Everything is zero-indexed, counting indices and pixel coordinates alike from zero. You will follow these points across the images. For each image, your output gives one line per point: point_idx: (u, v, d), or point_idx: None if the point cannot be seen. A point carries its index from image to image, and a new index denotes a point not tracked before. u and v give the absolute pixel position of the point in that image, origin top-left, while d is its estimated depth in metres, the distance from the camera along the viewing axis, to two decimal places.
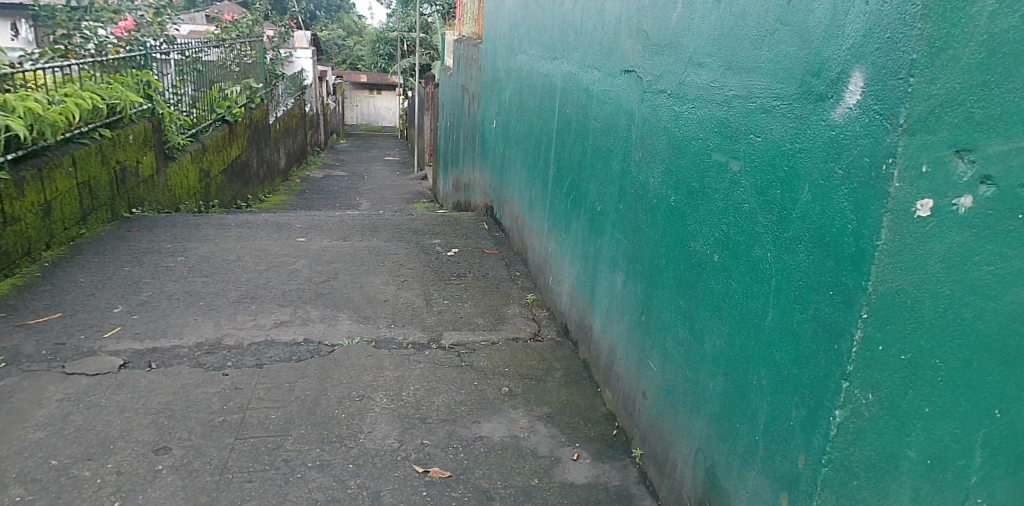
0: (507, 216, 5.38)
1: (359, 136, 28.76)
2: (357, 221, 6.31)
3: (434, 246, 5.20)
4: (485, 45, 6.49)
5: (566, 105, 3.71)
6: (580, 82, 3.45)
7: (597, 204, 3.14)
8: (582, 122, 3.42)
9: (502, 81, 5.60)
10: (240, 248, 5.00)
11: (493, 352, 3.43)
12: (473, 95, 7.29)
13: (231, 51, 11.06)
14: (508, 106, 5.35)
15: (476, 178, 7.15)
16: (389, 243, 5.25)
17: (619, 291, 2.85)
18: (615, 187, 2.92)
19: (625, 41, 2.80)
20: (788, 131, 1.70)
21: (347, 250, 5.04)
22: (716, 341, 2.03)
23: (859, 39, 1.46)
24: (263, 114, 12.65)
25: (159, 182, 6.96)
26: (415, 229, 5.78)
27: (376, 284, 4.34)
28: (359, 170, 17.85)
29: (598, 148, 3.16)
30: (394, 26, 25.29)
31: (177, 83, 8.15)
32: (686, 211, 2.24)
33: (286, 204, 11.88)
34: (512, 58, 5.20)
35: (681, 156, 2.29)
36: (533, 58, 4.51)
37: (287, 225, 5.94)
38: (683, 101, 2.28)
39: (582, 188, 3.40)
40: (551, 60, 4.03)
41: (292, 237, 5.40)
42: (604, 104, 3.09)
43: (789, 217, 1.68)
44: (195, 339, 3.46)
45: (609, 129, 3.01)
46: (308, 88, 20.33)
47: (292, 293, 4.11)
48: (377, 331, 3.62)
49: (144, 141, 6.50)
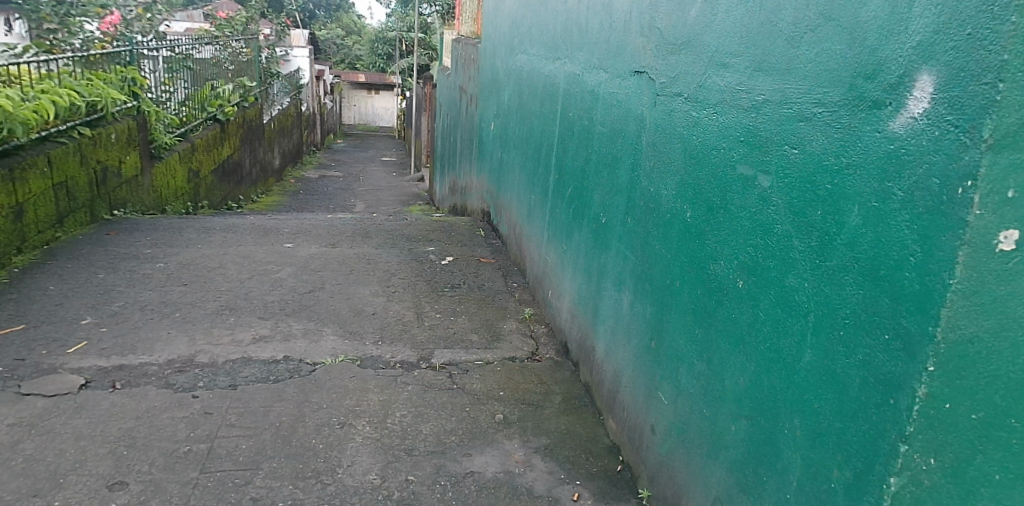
0: (504, 223, 5.14)
1: (357, 136, 28.49)
2: (348, 226, 6.05)
3: (427, 254, 4.95)
4: (484, 44, 6.24)
5: (569, 108, 3.47)
6: (584, 84, 3.22)
7: (601, 216, 2.91)
8: (585, 126, 3.18)
9: (501, 82, 5.35)
10: (223, 254, 4.75)
11: (487, 373, 3.18)
12: (470, 96, 7.04)
13: (224, 48, 10.79)
14: (507, 108, 5.10)
15: (473, 182, 6.90)
16: (380, 251, 5.00)
17: (626, 311, 2.61)
18: (622, 198, 2.68)
19: (636, 39, 2.57)
20: (832, 144, 1.46)
21: (336, 258, 4.79)
22: (739, 379, 1.80)
23: (927, 36, 1.23)
24: (257, 113, 12.40)
25: (144, 183, 6.71)
26: (408, 236, 5.53)
27: (365, 295, 4.09)
28: (355, 171, 17.59)
29: (603, 155, 2.93)
30: (393, 26, 25.03)
31: (166, 80, 7.89)
32: (704, 229, 2.01)
33: (279, 205, 11.62)
34: (512, 58, 4.95)
35: (698, 167, 2.06)
36: (534, 58, 4.26)
37: (275, 229, 5.68)
38: (702, 106, 2.05)
39: (585, 196, 3.16)
40: (553, 60, 3.80)
41: (279, 243, 5.15)
42: (610, 107, 2.86)
43: (833, 242, 1.44)
44: (166, 355, 3.20)
45: (616, 135, 2.77)
46: (305, 87, 20.08)
47: (274, 305, 3.86)
48: (364, 348, 3.37)
49: (127, 140, 6.25)
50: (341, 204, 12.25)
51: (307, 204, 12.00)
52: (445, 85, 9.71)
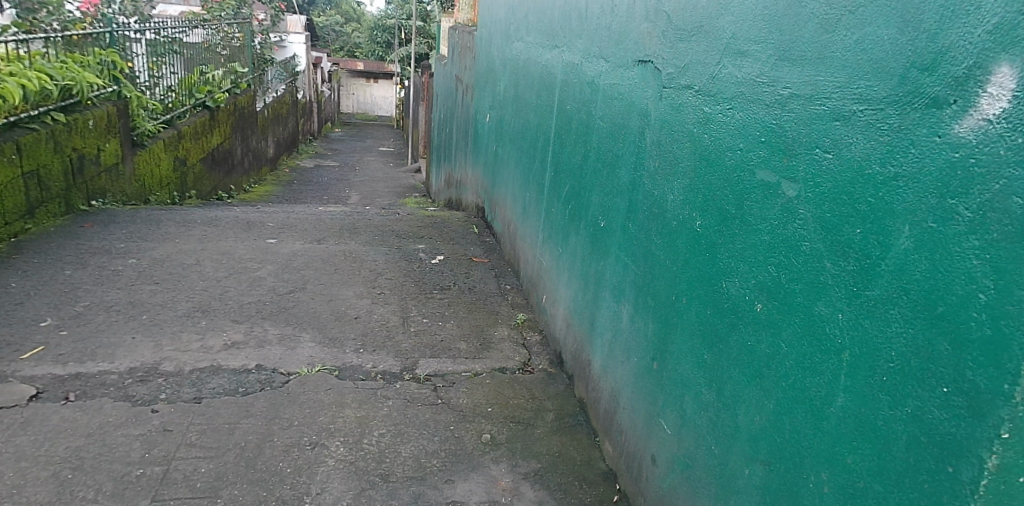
0: (499, 221, 4.89)
1: (355, 125, 28.16)
2: (336, 220, 5.81)
3: (417, 252, 4.71)
4: (480, 33, 5.98)
5: (567, 101, 3.21)
6: (583, 75, 2.97)
7: (600, 219, 2.67)
8: (584, 120, 2.94)
9: (496, 72, 5.09)
10: (201, 250, 4.50)
11: (475, 386, 2.94)
12: (466, 86, 6.78)
13: (214, 32, 10.49)
14: (502, 99, 4.85)
15: (468, 176, 6.65)
16: (367, 248, 4.75)
17: (625, 326, 2.37)
18: (623, 201, 2.44)
19: (640, 25, 2.32)
20: (878, 148, 1.22)
21: (320, 255, 4.55)
22: (756, 416, 1.57)
23: (1009, 17, 0.99)
24: (250, 100, 12.11)
25: (125, 172, 6.46)
26: (398, 231, 5.28)
27: (348, 297, 3.85)
28: (352, 161, 17.30)
29: (603, 151, 2.68)
30: (393, 13, 24.65)
31: (150, 65, 7.61)
32: (715, 240, 1.77)
33: (272, 195, 11.36)
34: (508, 47, 4.69)
35: (709, 169, 1.81)
36: (531, 47, 4.00)
37: (259, 223, 5.43)
38: (714, 99, 1.80)
39: (582, 196, 2.91)
40: (550, 49, 3.54)
41: (262, 238, 4.90)
42: (610, 100, 2.61)
43: (877, 268, 1.21)
44: (128, 363, 2.97)
45: (617, 130, 2.52)
46: (302, 74, 19.75)
47: (251, 307, 3.62)
48: (343, 357, 3.14)
49: (106, 127, 5.98)
50: (335, 194, 11.99)
51: (300, 194, 11.73)
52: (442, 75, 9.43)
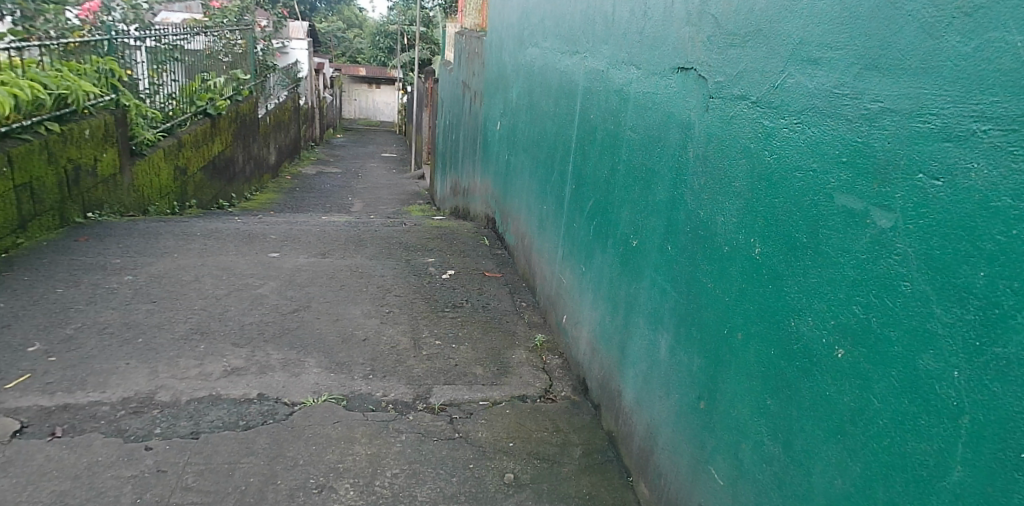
0: (511, 233, 4.69)
1: (357, 131, 27.99)
2: (341, 231, 5.60)
3: (426, 266, 4.50)
4: (489, 37, 5.79)
5: (590, 110, 3.01)
6: (609, 82, 2.77)
7: (632, 238, 2.46)
8: (611, 131, 2.73)
9: (509, 78, 4.89)
10: (200, 265, 4.30)
11: (494, 417, 2.73)
12: (474, 92, 6.58)
13: (216, 38, 10.30)
14: (515, 106, 4.65)
15: (476, 184, 6.45)
16: (374, 262, 4.55)
17: (664, 358, 2.17)
18: (660, 220, 2.23)
19: (680, 28, 2.12)
20: (1010, 177, 1.02)
21: (325, 270, 4.34)
22: (836, 478, 1.36)
23: None
24: (252, 107, 11.93)
25: (123, 182, 6.27)
26: (406, 244, 5.07)
27: (355, 316, 3.63)
28: (355, 168, 17.12)
29: (634, 164, 2.47)
30: (395, 18, 24.52)
31: (150, 72, 7.43)
32: (781, 271, 1.56)
33: (274, 203, 11.17)
34: (521, 53, 4.49)
35: (771, 191, 1.60)
36: (547, 53, 3.80)
37: (261, 235, 5.22)
38: (778, 111, 1.59)
39: (610, 211, 2.71)
40: (571, 54, 3.34)
41: (264, 252, 4.69)
42: (643, 110, 2.40)
43: (1010, 321, 1.00)
44: (121, 393, 2.76)
45: (651, 142, 2.32)
46: (303, 80, 19.59)
47: (252, 328, 3.41)
48: (351, 384, 2.93)
49: (103, 136, 5.79)
50: (338, 202, 11.79)
51: (303, 202, 11.54)
52: (447, 81, 9.24)
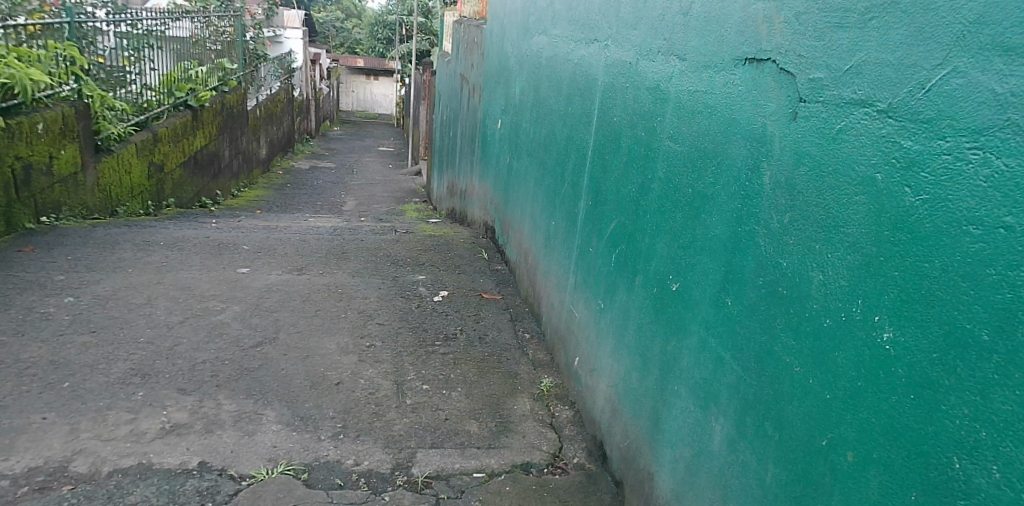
0: (513, 246, 4.12)
1: (354, 124, 27.32)
2: (323, 239, 5.01)
3: (416, 286, 3.92)
4: (490, 26, 5.22)
5: (612, 111, 2.47)
6: (640, 79, 2.22)
7: (670, 279, 1.92)
8: (640, 139, 2.19)
9: (511, 70, 4.32)
10: (155, 283, 3.70)
11: (491, 497, 2.18)
12: (473, 85, 5.99)
13: (200, 25, 9.67)
14: (518, 103, 4.09)
15: (474, 187, 5.87)
16: (356, 279, 3.97)
17: (717, 448, 1.63)
18: (713, 262, 1.69)
19: (751, 6, 1.57)
20: None
21: (300, 290, 3.76)
22: None
23: None
24: (241, 98, 11.28)
25: (89, 181, 5.63)
26: (394, 256, 4.49)
27: (329, 352, 3.05)
28: (349, 162, 16.48)
29: (674, 183, 1.93)
30: (394, 8, 23.84)
31: (123, 60, 6.81)
32: (932, 376, 1.02)
33: (262, 201, 10.55)
34: (526, 43, 3.93)
35: (916, 249, 1.06)
36: (558, 42, 3.25)
37: (232, 245, 4.63)
38: (931, 128, 1.05)
39: (638, 240, 2.17)
40: (587, 43, 2.79)
41: (232, 266, 4.10)
42: (688, 116, 1.86)
43: None
44: (25, 461, 2.17)
45: (700, 157, 1.78)
46: (298, 71, 18.90)
47: (204, 369, 2.83)
48: (316, 448, 2.36)
49: (60, 131, 5.15)
50: (329, 199, 11.18)
51: (293, 199, 10.93)
52: (445, 73, 8.67)
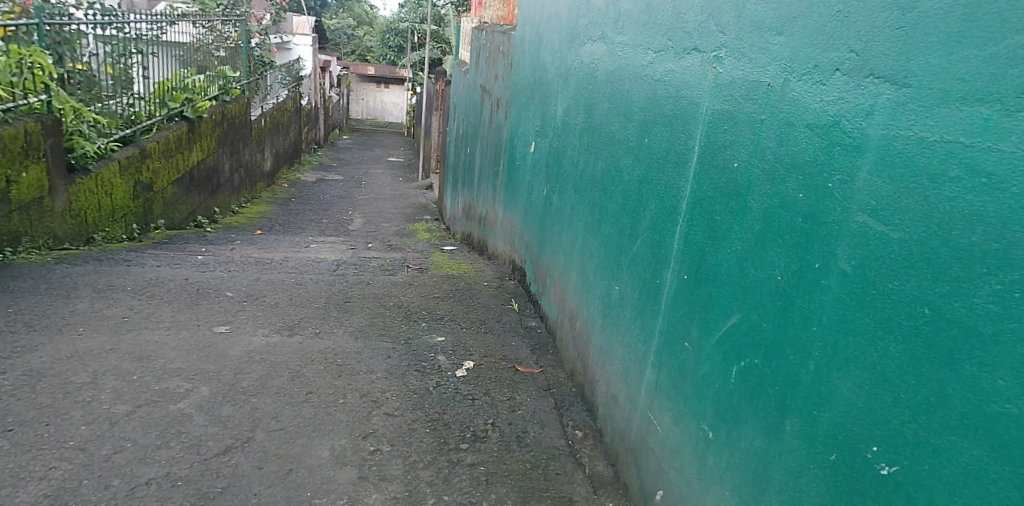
0: (551, 300, 3.37)
1: (364, 133, 26.61)
2: (323, 280, 4.21)
3: (433, 353, 3.13)
4: (520, 31, 4.48)
5: (732, 152, 1.73)
6: (794, 113, 1.50)
7: (876, 451, 1.18)
8: (795, 205, 1.46)
9: (550, 84, 3.58)
10: (108, 348, 2.91)
11: None
12: (497, 99, 5.24)
13: (200, 29, 8.95)
14: (561, 125, 3.35)
15: (497, 216, 5.10)
16: (359, 343, 3.17)
17: None
18: (1002, 461, 0.95)
19: None
20: None
21: (289, 359, 2.97)
22: None
23: None
24: (243, 107, 10.54)
25: (60, 207, 4.87)
26: (407, 308, 3.70)
27: (321, 463, 2.26)
28: (358, 174, 15.74)
29: (876, 289, 1.20)
30: (406, 15, 23.20)
31: (106, 67, 6.06)
32: None
33: (264, 217, 9.79)
34: (573, 52, 3.19)
35: None
36: (626, 51, 2.51)
37: (214, 288, 3.84)
38: None
39: (792, 360, 1.43)
40: (681, 55, 2.07)
41: (207, 322, 3.31)
42: (919, 185, 1.13)
43: None
44: None
45: (952, 262, 1.04)
46: (307, 78, 18.23)
47: (147, 496, 2.00)
48: None
49: (21, 149, 4.41)
50: (336, 216, 10.40)
51: (298, 216, 10.17)
52: (461, 84, 7.93)
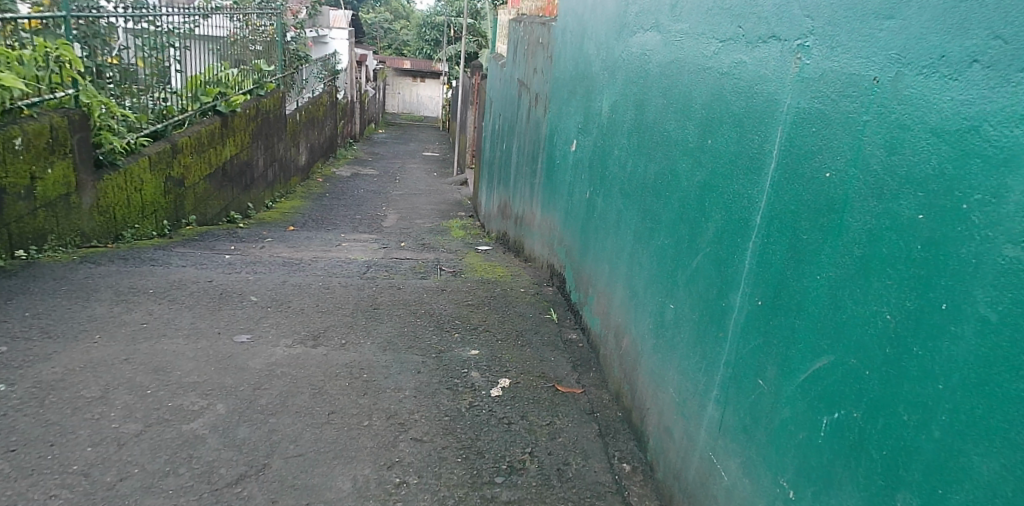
0: (594, 312, 3.11)
1: (400, 127, 26.58)
2: (352, 284, 4.02)
3: (466, 369, 2.90)
4: (561, 22, 4.21)
5: (824, 159, 1.45)
6: (908, 114, 1.22)
7: None
8: (913, 229, 1.18)
9: (595, 78, 3.31)
10: (123, 358, 2.75)
11: None
12: (536, 93, 4.98)
13: (236, 23, 8.87)
14: (606, 123, 3.08)
15: (535, 217, 4.85)
16: (387, 356, 2.96)
17: None
18: None
19: None
20: None
21: (312, 373, 2.77)
22: None
23: None
24: (279, 102, 10.48)
25: (88, 203, 4.79)
26: (439, 317, 3.48)
27: (342, 497, 2.04)
28: (393, 169, 15.64)
29: None
30: (443, 8, 23.01)
31: (138, 60, 5.98)
32: None
33: (298, 213, 9.71)
34: (621, 43, 2.92)
35: None
36: (685, 41, 2.24)
37: (239, 292, 3.68)
38: None
39: (907, 423, 1.16)
40: (754, 44, 1.79)
41: (229, 330, 3.14)
42: None
43: None
44: None
45: None
46: (344, 73, 18.19)
47: None
48: None
49: (46, 145, 4.32)
50: (370, 212, 10.28)
51: (332, 212, 10.07)
52: (498, 77, 7.67)
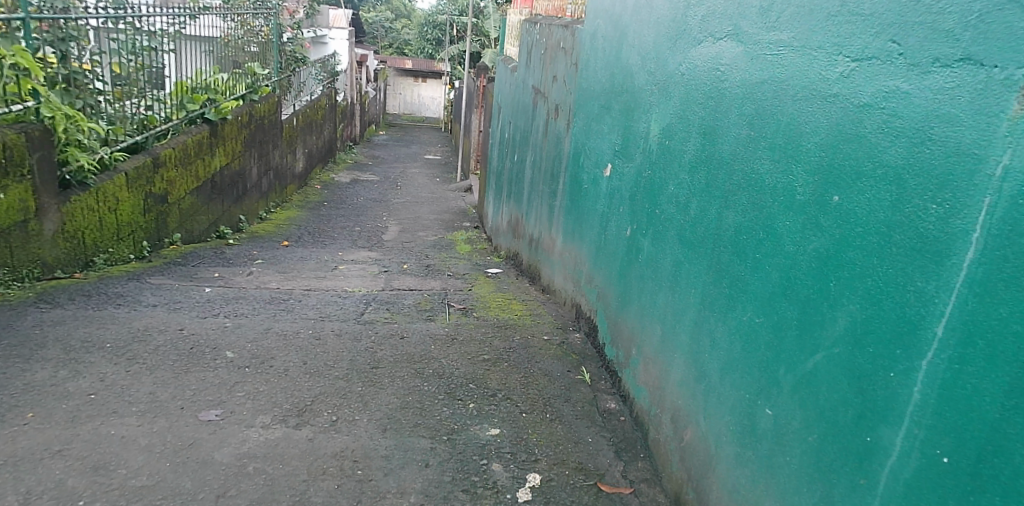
0: (639, 381, 2.55)
1: (402, 128, 25.99)
2: (347, 330, 3.44)
3: (485, 460, 2.32)
4: (589, 23, 3.65)
5: None
6: None
7: None
8: None
9: (639, 94, 2.75)
10: (56, 450, 2.19)
11: None
12: (557, 104, 4.41)
13: (229, 23, 8.31)
14: (656, 150, 2.52)
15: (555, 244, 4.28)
16: (387, 442, 2.38)
17: None
18: None
19: None
20: None
21: (293, 469, 2.19)
22: None
23: None
24: (274, 106, 9.93)
25: (50, 230, 4.24)
26: (450, 379, 2.90)
27: None
28: (394, 174, 15.06)
29: None
30: (446, 7, 22.41)
31: (116, 66, 5.43)
32: None
33: (294, 224, 9.14)
34: (678, 54, 2.36)
35: None
36: (788, 55, 1.67)
37: (213, 345, 3.11)
38: None
39: None
40: (924, 70, 1.23)
41: (194, 403, 2.57)
42: None
43: None
44: None
45: None
46: (344, 73, 17.63)
47: None
48: None
49: None
50: (370, 223, 9.69)
51: (330, 223, 9.50)
52: (508, 83, 7.11)
